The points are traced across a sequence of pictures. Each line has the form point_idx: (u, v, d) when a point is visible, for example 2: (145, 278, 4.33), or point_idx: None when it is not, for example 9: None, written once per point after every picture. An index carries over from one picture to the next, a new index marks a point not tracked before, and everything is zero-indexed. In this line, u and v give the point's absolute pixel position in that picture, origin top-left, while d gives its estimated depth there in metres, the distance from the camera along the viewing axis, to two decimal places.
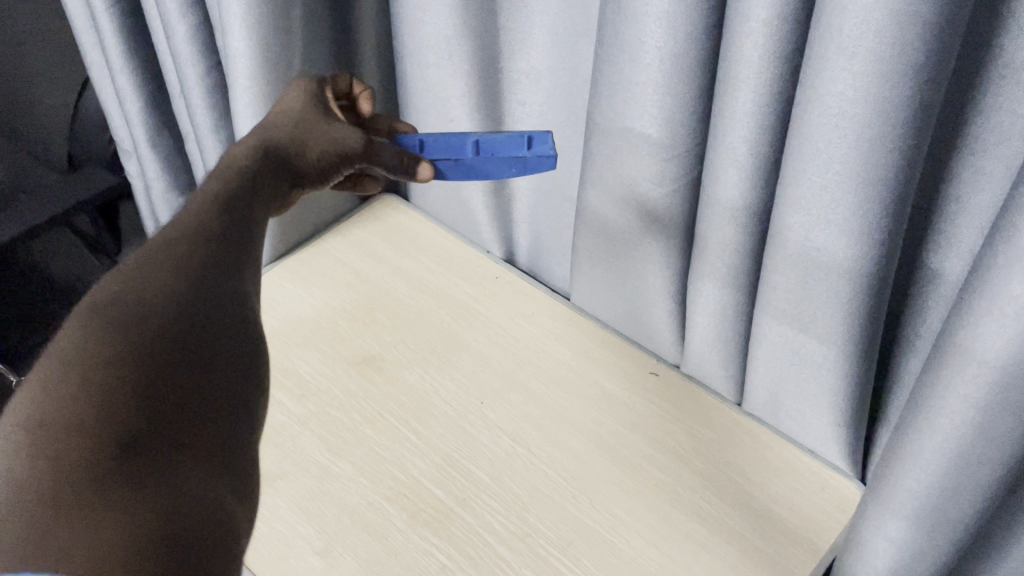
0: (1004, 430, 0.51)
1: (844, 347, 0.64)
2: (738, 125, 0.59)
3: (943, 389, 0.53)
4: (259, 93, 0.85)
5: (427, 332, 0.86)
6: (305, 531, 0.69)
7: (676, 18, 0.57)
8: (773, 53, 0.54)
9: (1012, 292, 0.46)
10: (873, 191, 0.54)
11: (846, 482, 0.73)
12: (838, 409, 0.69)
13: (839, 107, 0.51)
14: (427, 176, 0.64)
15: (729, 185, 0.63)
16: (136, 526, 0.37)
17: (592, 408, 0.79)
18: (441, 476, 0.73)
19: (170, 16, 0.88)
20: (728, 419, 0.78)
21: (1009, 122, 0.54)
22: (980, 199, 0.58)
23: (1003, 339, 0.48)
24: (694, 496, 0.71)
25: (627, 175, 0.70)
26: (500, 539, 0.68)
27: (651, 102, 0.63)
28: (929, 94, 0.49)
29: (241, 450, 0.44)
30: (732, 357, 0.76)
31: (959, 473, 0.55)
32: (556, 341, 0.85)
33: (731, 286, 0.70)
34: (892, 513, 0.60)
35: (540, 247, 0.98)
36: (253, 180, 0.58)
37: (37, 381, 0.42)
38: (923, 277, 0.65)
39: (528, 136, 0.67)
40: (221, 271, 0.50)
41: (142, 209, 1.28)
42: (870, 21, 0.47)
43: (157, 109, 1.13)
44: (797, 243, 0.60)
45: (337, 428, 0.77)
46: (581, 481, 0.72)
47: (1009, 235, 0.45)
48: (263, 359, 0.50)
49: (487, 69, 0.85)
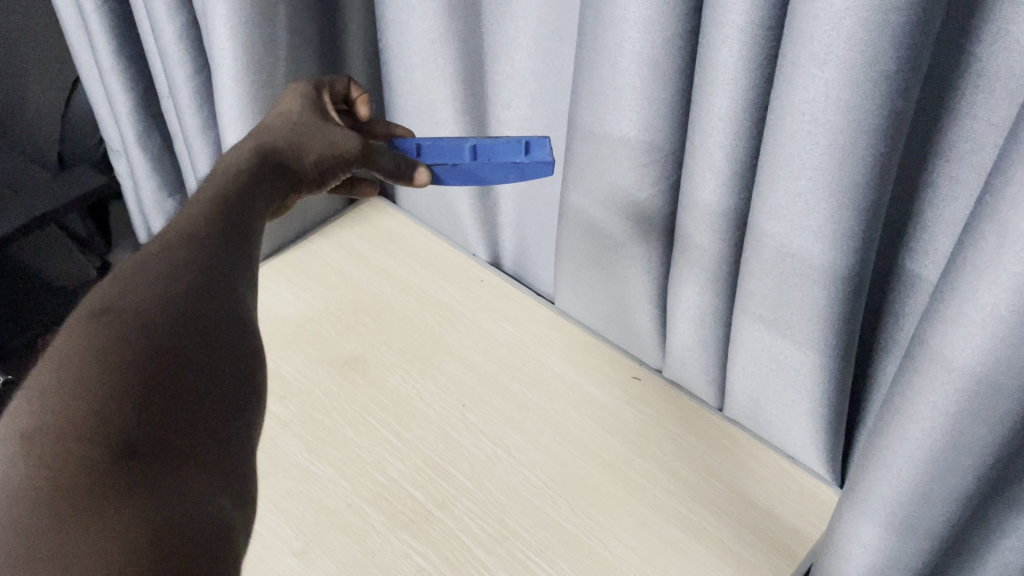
0: (975, 438, 0.51)
1: (821, 353, 0.65)
2: (715, 130, 0.59)
3: (915, 395, 0.53)
4: (245, 94, 0.86)
5: (411, 335, 0.86)
6: (284, 532, 0.69)
7: (653, 23, 0.57)
8: (747, 60, 0.54)
9: (980, 299, 0.46)
10: (847, 198, 0.54)
11: (825, 488, 0.73)
12: (816, 414, 0.69)
13: (812, 114, 0.51)
14: (424, 181, 0.65)
15: (707, 189, 0.63)
16: (124, 530, 0.37)
17: (574, 412, 0.79)
18: (420, 479, 0.73)
19: (158, 16, 0.89)
20: (709, 424, 0.78)
21: (981, 129, 0.54)
22: (954, 206, 0.58)
23: (972, 346, 0.48)
24: (673, 501, 0.71)
25: (608, 179, 0.70)
26: (478, 542, 0.68)
27: (629, 105, 0.63)
28: (901, 101, 0.50)
29: (232, 451, 0.44)
30: (713, 362, 0.76)
31: (930, 478, 0.55)
32: (540, 345, 0.85)
33: (711, 290, 0.70)
34: (867, 519, 0.60)
35: (526, 251, 0.98)
36: (252, 185, 0.58)
37: (31, 386, 0.42)
38: (900, 283, 0.65)
39: (525, 142, 0.66)
40: (201, 268, 0.50)
41: (132, 208, 1.28)
42: (840, 28, 0.47)
43: (147, 109, 1.13)
44: (774, 247, 0.60)
45: (318, 429, 0.77)
46: (560, 485, 0.72)
47: (978, 241, 0.46)
48: (260, 356, 0.50)
49: (473, 73, 0.86)
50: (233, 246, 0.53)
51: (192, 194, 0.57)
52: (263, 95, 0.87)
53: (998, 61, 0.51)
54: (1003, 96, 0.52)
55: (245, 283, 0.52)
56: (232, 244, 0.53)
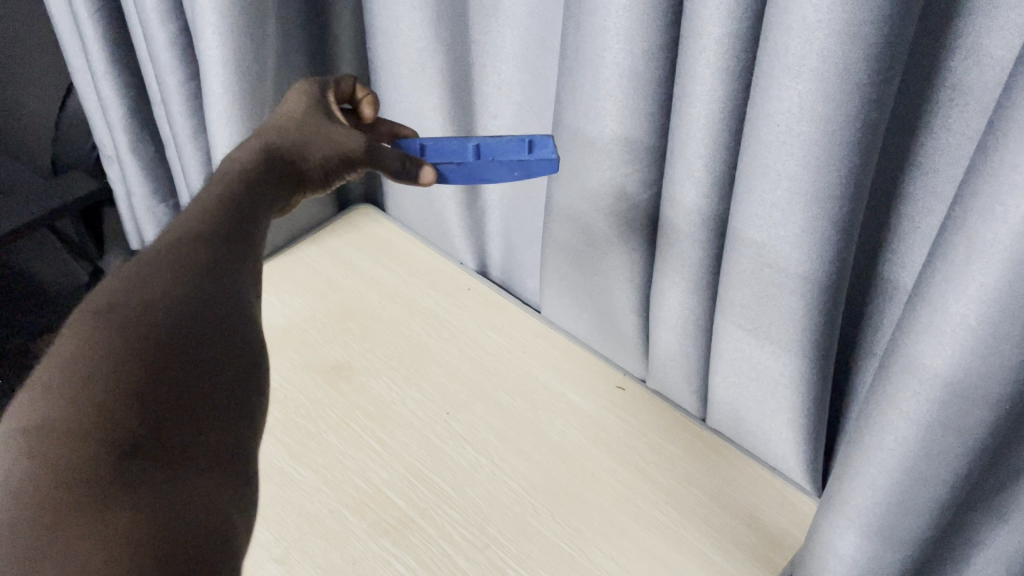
0: (947, 449, 0.52)
1: (799, 363, 0.65)
2: (693, 139, 0.60)
3: (889, 404, 0.53)
4: (234, 100, 0.86)
5: (397, 342, 0.86)
6: (263, 536, 0.69)
7: (632, 34, 0.58)
8: (724, 71, 0.55)
9: (951, 310, 0.46)
10: (825, 208, 0.55)
11: (805, 498, 0.73)
12: (796, 424, 0.70)
13: (788, 124, 0.52)
14: (430, 179, 0.64)
15: (687, 199, 0.64)
16: (128, 530, 0.37)
17: (558, 421, 0.78)
18: (403, 487, 0.72)
19: (150, 23, 0.89)
20: (691, 434, 0.78)
21: (956, 142, 0.54)
22: (930, 217, 0.58)
23: (943, 357, 0.48)
24: (655, 510, 0.71)
25: (591, 188, 0.70)
26: (459, 550, 0.68)
27: (611, 115, 0.63)
28: (873, 113, 0.50)
29: (235, 454, 0.43)
30: (695, 372, 0.76)
31: (904, 487, 0.55)
32: (525, 353, 0.86)
33: (691, 299, 0.70)
34: (846, 530, 0.60)
35: (512, 260, 0.99)
36: (257, 185, 0.59)
37: (34, 383, 0.42)
38: (878, 294, 0.65)
39: (528, 140, 0.66)
40: (204, 266, 0.50)
41: (125, 215, 1.29)
42: (811, 41, 0.48)
43: (140, 116, 1.14)
44: (752, 255, 0.61)
45: (303, 435, 0.77)
46: (543, 494, 0.72)
47: (947, 252, 0.46)
48: (262, 352, 0.50)
49: (460, 82, 0.86)
50: (226, 245, 0.53)
51: (197, 191, 0.57)
52: (252, 101, 0.87)
53: (973, 74, 0.51)
54: (976, 110, 0.52)
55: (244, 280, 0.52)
56: (226, 244, 0.53)
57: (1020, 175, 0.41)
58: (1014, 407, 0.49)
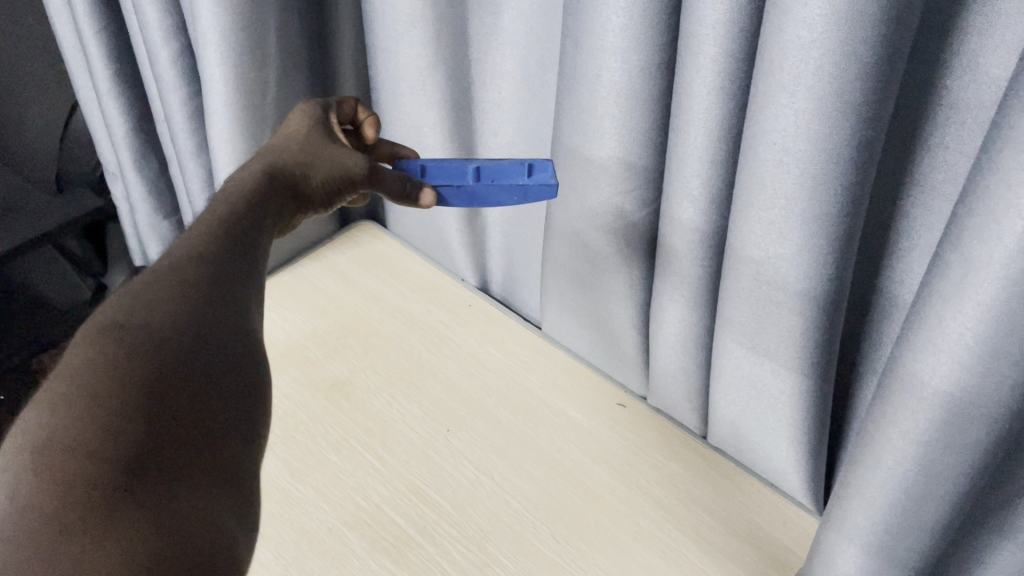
0: (946, 468, 0.51)
1: (799, 381, 0.64)
2: (691, 158, 0.60)
3: (888, 422, 0.53)
4: (235, 117, 0.87)
5: (398, 359, 0.86)
6: (261, 555, 0.68)
7: (629, 53, 0.58)
8: (721, 90, 0.55)
9: (948, 328, 0.46)
10: (823, 225, 0.55)
11: (805, 517, 0.72)
12: (798, 442, 0.69)
13: (784, 142, 0.52)
14: (429, 202, 0.64)
15: (686, 218, 0.64)
16: (129, 547, 0.37)
17: (558, 438, 0.78)
18: (403, 505, 0.72)
19: (154, 42, 0.90)
20: (691, 451, 0.77)
21: (954, 160, 0.54)
22: (928, 234, 0.58)
23: (941, 374, 0.48)
24: (656, 529, 0.70)
25: (590, 207, 0.71)
26: (458, 569, 0.67)
27: (609, 134, 0.64)
28: (870, 131, 0.50)
29: (238, 473, 0.44)
30: (695, 388, 0.76)
31: (904, 505, 0.54)
32: (525, 370, 0.85)
33: (690, 316, 0.70)
34: (847, 549, 0.59)
35: (513, 276, 0.99)
36: (258, 206, 0.59)
37: (41, 398, 0.42)
38: (877, 311, 0.65)
39: (528, 164, 0.66)
40: (207, 283, 0.51)
41: (130, 233, 1.30)
42: (807, 60, 0.48)
43: (143, 134, 1.15)
44: (750, 274, 0.61)
45: (303, 452, 0.77)
46: (543, 512, 0.72)
47: (943, 270, 0.46)
48: (262, 368, 0.50)
49: (461, 99, 0.87)
50: (228, 265, 0.53)
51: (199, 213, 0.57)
52: (253, 119, 0.88)
53: (970, 93, 0.51)
54: (973, 127, 0.52)
55: (249, 297, 0.53)
56: (227, 265, 0.53)
57: (1015, 194, 0.41)
58: (1013, 424, 0.48)
